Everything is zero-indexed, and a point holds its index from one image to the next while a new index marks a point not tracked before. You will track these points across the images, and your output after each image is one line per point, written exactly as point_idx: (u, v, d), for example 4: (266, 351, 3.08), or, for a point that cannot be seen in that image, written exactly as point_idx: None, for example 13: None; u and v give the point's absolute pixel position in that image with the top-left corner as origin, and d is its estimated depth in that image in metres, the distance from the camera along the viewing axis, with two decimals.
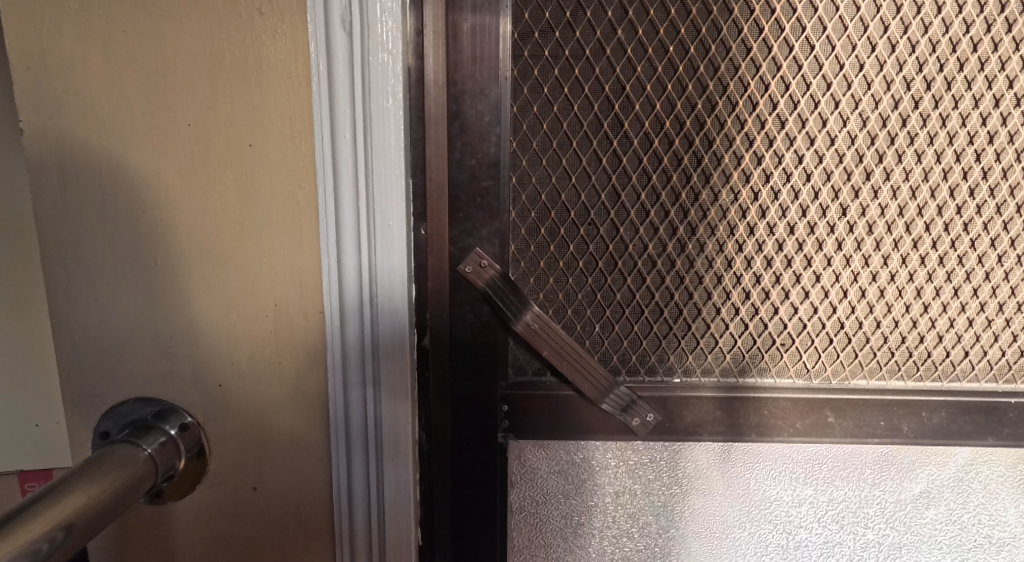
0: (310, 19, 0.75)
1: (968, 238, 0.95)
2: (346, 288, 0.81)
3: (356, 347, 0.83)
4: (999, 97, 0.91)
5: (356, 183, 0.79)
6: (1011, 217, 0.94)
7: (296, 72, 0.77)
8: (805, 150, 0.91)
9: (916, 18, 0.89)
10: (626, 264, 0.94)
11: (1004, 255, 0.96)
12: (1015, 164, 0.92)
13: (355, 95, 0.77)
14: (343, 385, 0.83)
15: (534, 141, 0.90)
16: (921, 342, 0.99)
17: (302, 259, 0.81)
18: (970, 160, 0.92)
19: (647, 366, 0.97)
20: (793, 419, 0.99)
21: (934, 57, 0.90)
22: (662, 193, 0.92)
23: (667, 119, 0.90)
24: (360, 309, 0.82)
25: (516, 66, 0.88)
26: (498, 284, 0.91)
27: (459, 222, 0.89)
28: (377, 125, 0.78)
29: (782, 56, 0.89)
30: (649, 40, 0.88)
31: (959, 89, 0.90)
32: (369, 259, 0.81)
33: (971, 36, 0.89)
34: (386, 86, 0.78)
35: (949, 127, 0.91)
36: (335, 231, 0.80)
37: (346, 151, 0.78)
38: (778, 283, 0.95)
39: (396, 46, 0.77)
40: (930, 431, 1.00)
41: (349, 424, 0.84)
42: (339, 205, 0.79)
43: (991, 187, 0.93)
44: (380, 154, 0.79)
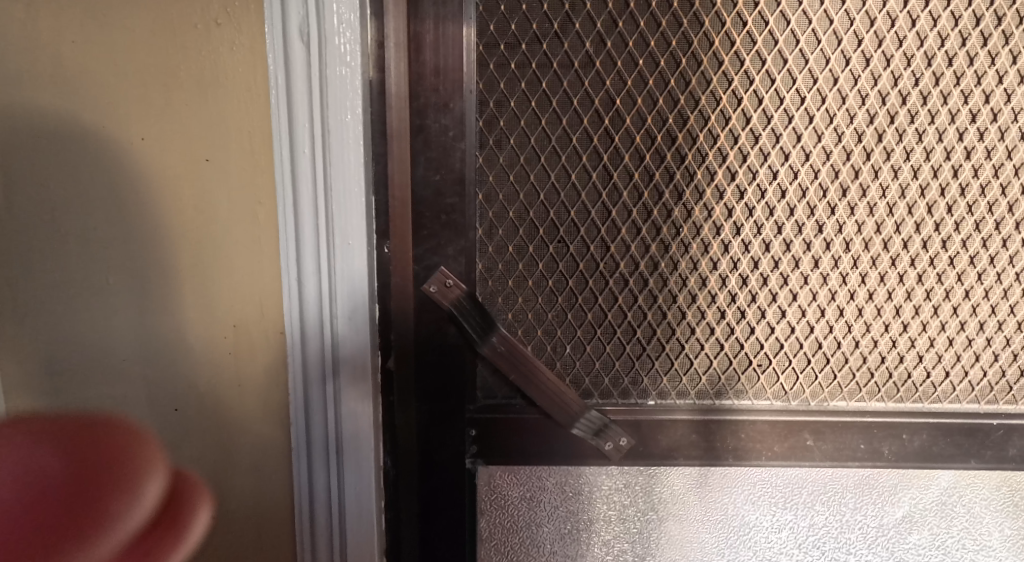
0: (267, 30, 0.73)
1: (947, 256, 0.93)
2: (307, 306, 0.78)
3: (318, 368, 0.80)
4: (976, 112, 0.89)
5: (316, 201, 0.76)
6: (990, 234, 0.93)
7: (253, 84, 0.74)
8: (780, 166, 0.90)
9: (890, 31, 0.87)
10: (598, 282, 0.91)
11: (984, 273, 0.94)
12: (993, 180, 0.91)
13: (314, 108, 0.75)
14: (305, 407, 0.80)
15: (501, 156, 0.88)
16: (901, 362, 0.97)
17: (261, 277, 0.78)
18: (947, 175, 0.91)
19: (620, 387, 0.95)
20: (771, 442, 0.97)
21: (909, 70, 0.88)
22: (634, 209, 0.90)
23: (638, 134, 0.88)
24: (322, 328, 0.79)
25: (483, 78, 0.86)
26: (465, 305, 0.89)
27: (424, 239, 0.86)
28: (337, 140, 0.76)
29: (754, 69, 0.87)
30: (618, 52, 0.86)
31: (935, 103, 0.89)
32: (329, 277, 0.78)
33: (947, 49, 0.88)
34: (345, 100, 0.76)
35: (926, 142, 0.90)
36: (295, 249, 0.77)
37: (305, 168, 0.75)
38: (755, 302, 0.93)
39: (354, 58, 0.75)
40: (911, 454, 0.99)
41: (310, 448, 0.81)
42: (299, 221, 0.77)
43: (969, 203, 0.92)
44: (340, 172, 0.77)
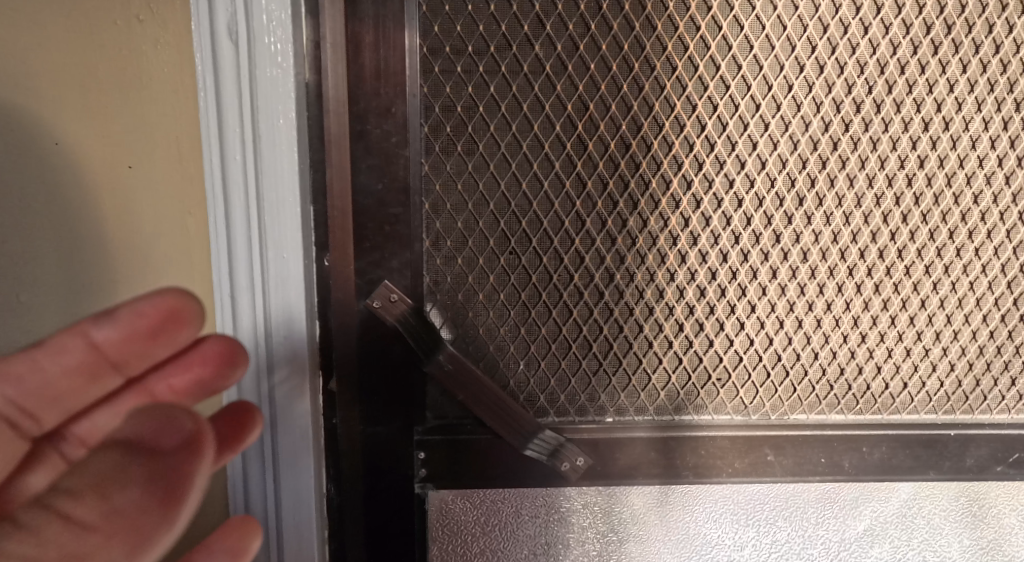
0: (195, 28, 0.70)
1: (903, 265, 0.92)
2: (240, 319, 0.75)
3: (253, 381, 0.77)
4: (928, 120, 0.88)
5: (247, 209, 0.73)
6: (944, 243, 0.92)
7: (180, 87, 0.71)
8: (736, 174, 0.87)
9: (843, 38, 0.85)
10: (552, 295, 0.88)
11: (939, 282, 0.93)
12: (946, 190, 0.90)
13: (244, 113, 0.72)
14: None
15: (448, 164, 0.84)
16: (860, 374, 0.96)
17: (192, 288, 0.75)
18: (902, 185, 0.89)
19: (577, 404, 0.92)
20: (732, 458, 0.95)
21: (863, 78, 0.86)
22: (588, 218, 0.87)
23: (590, 140, 0.85)
24: (257, 340, 0.76)
25: (428, 82, 0.82)
26: (411, 321, 0.84)
27: (367, 251, 0.82)
28: (268, 145, 0.73)
29: (708, 75, 0.85)
30: (568, 56, 0.83)
31: (889, 111, 0.87)
32: (264, 288, 0.75)
33: (899, 56, 0.86)
34: (277, 104, 0.72)
35: (880, 151, 0.88)
36: (227, 259, 0.74)
37: (236, 174, 0.73)
38: (713, 314, 0.91)
39: (287, 59, 0.72)
40: (871, 467, 0.98)
41: (247, 463, 0.78)
42: (232, 230, 0.74)
43: (923, 213, 0.91)
44: (272, 179, 0.74)
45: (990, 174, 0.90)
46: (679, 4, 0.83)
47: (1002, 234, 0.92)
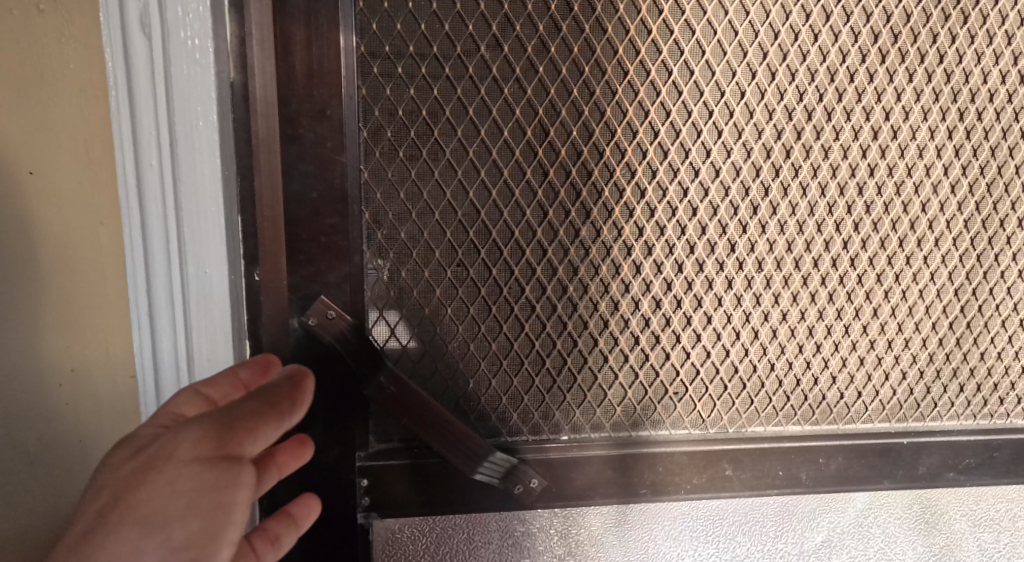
0: (104, 21, 0.67)
1: (856, 273, 0.91)
2: (159, 328, 0.73)
3: (173, 388, 0.74)
4: (878, 129, 0.87)
5: (165, 213, 0.71)
6: (894, 251, 0.91)
7: (86, 85, 0.68)
8: (690, 182, 0.85)
9: (794, 45, 0.84)
10: (502, 309, 0.84)
11: (890, 290, 0.92)
12: (895, 199, 0.89)
13: (160, 113, 0.69)
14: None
15: (389, 171, 0.79)
16: (815, 384, 0.95)
17: (105, 294, 0.71)
18: (853, 194, 0.88)
19: (530, 423, 0.88)
20: (690, 474, 0.92)
21: (814, 86, 0.85)
22: (539, 228, 0.83)
23: (540, 146, 0.81)
24: (176, 346, 0.73)
25: (366, 84, 0.77)
26: (349, 339, 0.79)
27: (302, 265, 0.77)
28: (186, 147, 0.70)
29: (660, 80, 0.82)
30: (515, 58, 0.79)
31: (840, 119, 0.86)
32: (183, 293, 0.72)
33: (848, 64, 0.85)
34: (195, 103, 0.70)
35: (832, 159, 0.87)
36: (144, 266, 0.71)
37: (152, 176, 0.70)
38: (669, 326, 0.88)
39: (206, 57, 0.70)
40: (828, 478, 0.96)
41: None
42: (147, 234, 0.71)
43: (874, 221, 0.89)
44: (192, 183, 0.71)
45: (938, 183, 0.89)
46: (629, 6, 0.80)
47: (949, 242, 0.92)
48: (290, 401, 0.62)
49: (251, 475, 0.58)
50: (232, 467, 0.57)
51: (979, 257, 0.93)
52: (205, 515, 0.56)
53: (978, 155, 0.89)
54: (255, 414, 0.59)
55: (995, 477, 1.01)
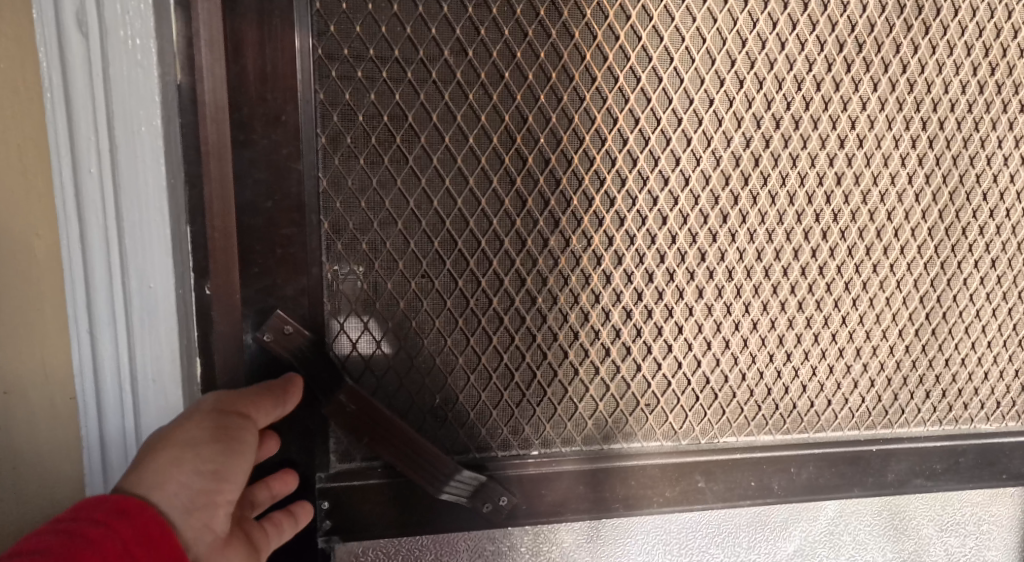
0: (38, 20, 0.64)
1: (824, 282, 0.90)
2: (101, 345, 0.70)
3: (116, 403, 0.71)
4: (843, 138, 0.86)
5: (106, 225, 0.68)
6: (861, 260, 0.90)
7: (20, 86, 0.65)
8: (659, 191, 0.83)
9: (762, 53, 0.83)
10: (469, 321, 0.81)
11: (857, 298, 0.92)
12: (862, 207, 0.89)
13: (99, 116, 0.66)
14: (101, 446, 0.71)
15: (349, 179, 0.75)
16: (786, 393, 0.94)
17: (42, 306, 0.68)
18: (820, 202, 0.88)
19: (499, 438, 0.85)
20: (663, 487, 0.90)
21: (781, 94, 0.84)
22: (506, 238, 0.80)
23: (507, 154, 0.79)
24: (119, 358, 0.70)
25: (324, 88, 0.73)
26: (308, 355, 0.75)
27: (256, 277, 0.74)
28: (128, 154, 0.67)
29: (629, 87, 0.80)
30: (481, 63, 0.77)
31: (807, 128, 0.85)
32: (126, 304, 0.69)
33: (815, 73, 0.84)
34: (138, 109, 0.67)
35: (800, 167, 0.86)
36: (84, 279, 0.68)
37: (92, 185, 0.67)
38: (639, 336, 0.86)
39: (148, 60, 0.66)
40: (800, 487, 0.95)
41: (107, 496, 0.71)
42: (87, 242, 0.68)
43: (841, 230, 0.89)
44: (134, 193, 0.68)
45: (903, 192, 0.89)
46: (596, 11, 0.78)
47: (914, 251, 0.91)
48: (287, 388, 0.72)
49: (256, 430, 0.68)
50: (244, 418, 0.67)
51: (943, 265, 0.93)
52: (224, 444, 0.64)
53: (940, 164, 0.90)
54: (260, 388, 0.71)
55: (960, 483, 1.01)
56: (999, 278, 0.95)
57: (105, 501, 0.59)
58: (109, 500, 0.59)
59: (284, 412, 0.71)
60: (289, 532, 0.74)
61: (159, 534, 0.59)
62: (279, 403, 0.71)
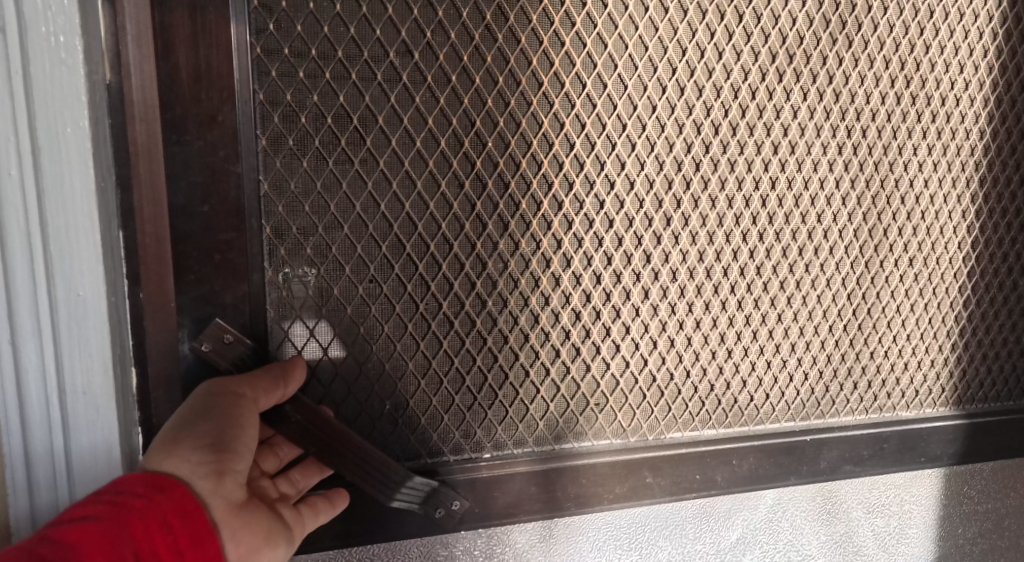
0: None
1: (761, 281, 0.93)
2: (25, 354, 0.66)
3: (42, 418, 0.68)
4: (776, 144, 0.89)
5: (29, 229, 0.65)
6: (795, 260, 0.94)
7: None
8: (606, 195, 0.83)
9: (700, 62, 0.84)
10: (418, 326, 0.79)
11: (792, 296, 0.95)
12: (795, 210, 0.92)
13: (20, 117, 0.63)
14: (26, 462, 0.68)
15: (292, 182, 0.72)
16: (728, 389, 0.97)
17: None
18: (757, 205, 0.90)
19: (451, 444, 0.84)
20: (612, 484, 0.91)
21: (719, 103, 0.86)
22: (455, 242, 0.79)
23: (455, 158, 0.77)
24: (45, 372, 0.67)
25: (263, 87, 0.70)
26: (248, 363, 0.73)
27: (192, 285, 0.71)
28: (51, 156, 0.64)
29: (575, 92, 0.80)
30: (427, 66, 0.75)
31: (743, 135, 0.88)
32: (53, 316, 0.66)
33: (750, 83, 0.87)
34: (61, 109, 0.64)
35: (738, 172, 0.88)
36: (4, 286, 0.65)
37: (11, 188, 0.64)
38: (589, 337, 0.87)
39: (73, 58, 0.63)
40: (740, 478, 0.99)
41: (34, 514, 0.68)
42: (9, 250, 0.64)
43: (777, 231, 0.92)
44: (59, 196, 0.65)
45: (830, 196, 0.93)
46: (542, 17, 0.78)
47: (841, 251, 0.95)
48: (289, 367, 0.72)
49: (253, 407, 0.69)
50: (238, 398, 0.69)
51: (867, 264, 0.97)
52: (217, 421, 0.67)
53: (863, 170, 0.93)
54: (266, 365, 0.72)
55: (884, 466, 1.08)
56: (917, 276, 1.00)
57: (143, 476, 0.64)
58: (147, 474, 0.65)
59: (286, 393, 0.71)
60: (325, 515, 0.75)
61: (194, 507, 0.65)
62: (283, 379, 0.71)
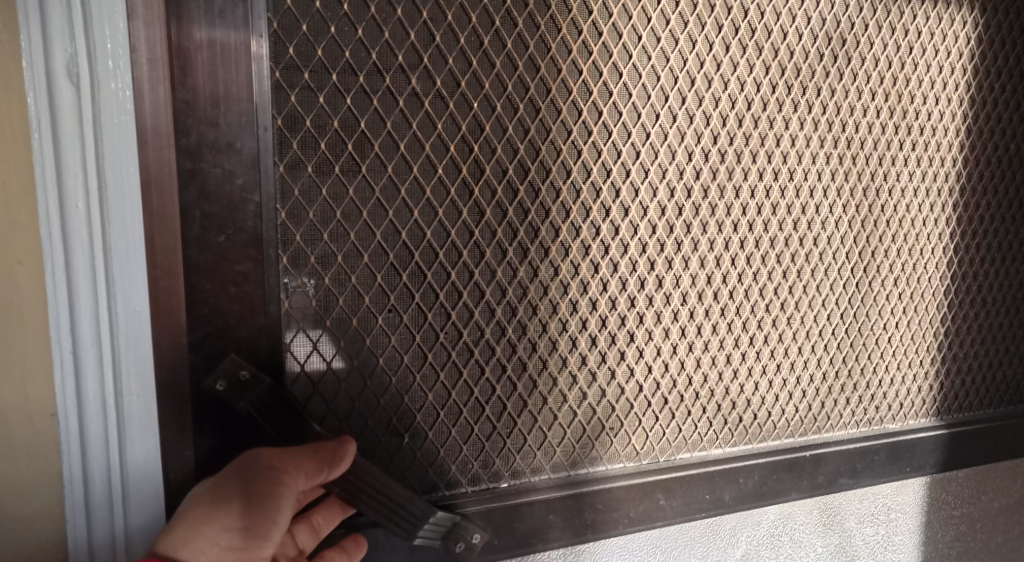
0: (27, 57, 0.60)
1: (763, 302, 0.96)
2: (85, 374, 0.64)
3: (99, 438, 0.65)
4: (777, 171, 0.93)
5: (93, 254, 0.63)
6: (794, 281, 0.98)
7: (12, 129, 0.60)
8: (621, 221, 0.84)
9: (708, 92, 0.87)
10: (438, 356, 0.77)
11: (791, 316, 0.99)
12: (793, 235, 0.96)
13: (88, 146, 0.62)
14: (83, 479, 0.65)
15: (310, 211, 0.69)
16: (733, 408, 0.99)
17: (25, 328, 0.63)
18: (760, 229, 0.93)
19: (469, 474, 0.82)
20: (627, 508, 0.90)
21: (725, 131, 0.89)
22: (476, 269, 0.78)
23: (476, 185, 0.76)
24: (102, 387, 0.65)
25: (281, 112, 0.67)
26: (266, 403, 0.68)
27: (205, 319, 0.67)
28: (117, 194, 0.63)
29: (592, 120, 0.81)
30: (449, 93, 0.74)
31: (746, 162, 0.91)
32: (112, 331, 0.64)
33: (752, 112, 0.90)
34: (127, 150, 0.62)
35: (742, 198, 0.91)
36: (69, 307, 0.63)
37: (78, 214, 0.62)
38: (604, 363, 0.87)
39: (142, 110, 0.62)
40: (746, 495, 1.00)
41: (91, 533, 0.66)
42: (71, 260, 0.63)
43: (778, 255, 0.96)
44: (122, 226, 0.63)
45: (825, 220, 0.98)
46: (560, 45, 0.78)
47: (835, 273, 1.00)
48: (339, 451, 0.66)
49: (292, 491, 0.64)
50: (278, 479, 0.64)
51: (858, 285, 1.02)
52: (252, 503, 0.63)
53: (855, 196, 0.99)
54: (317, 445, 0.67)
55: (875, 477, 1.12)
56: (901, 294, 1.06)
57: None
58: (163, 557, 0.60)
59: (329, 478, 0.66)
60: None
61: None
62: (329, 464, 0.66)
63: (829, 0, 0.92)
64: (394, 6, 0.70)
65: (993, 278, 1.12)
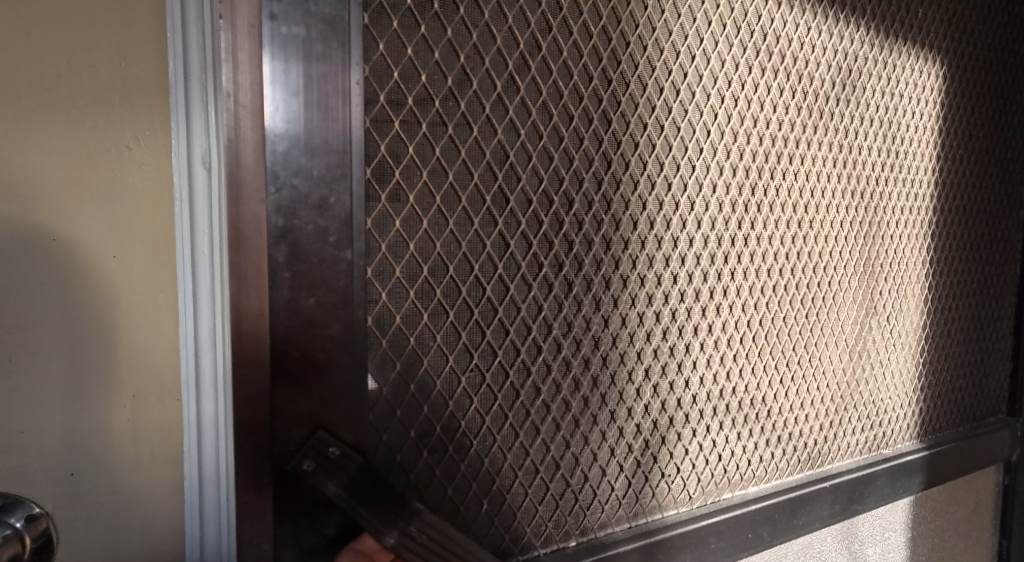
0: (172, 84, 0.60)
1: (791, 343, 0.99)
2: (204, 381, 0.61)
3: (211, 449, 0.62)
4: (800, 217, 0.97)
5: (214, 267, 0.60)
6: (813, 322, 1.02)
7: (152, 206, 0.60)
8: (678, 271, 0.84)
9: (748, 146, 0.89)
10: (518, 415, 0.74)
11: (812, 355, 1.03)
12: (812, 277, 1.00)
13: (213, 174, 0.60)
14: (199, 484, 0.62)
15: (398, 268, 0.65)
16: (768, 446, 1.00)
17: (156, 327, 0.61)
18: (789, 272, 0.97)
19: (542, 537, 0.78)
20: (684, 554, 0.89)
21: (762, 182, 0.91)
22: (554, 323, 0.75)
23: (556, 238, 0.73)
24: (217, 394, 0.62)
25: (371, 166, 0.62)
26: (358, 485, 0.61)
27: (291, 390, 0.61)
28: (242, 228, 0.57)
29: (655, 172, 0.80)
30: (532, 144, 0.71)
31: (778, 211, 0.94)
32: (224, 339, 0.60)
33: (782, 165, 0.93)
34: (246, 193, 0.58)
35: (774, 244, 0.94)
36: (192, 320, 0.61)
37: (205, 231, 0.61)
38: (664, 411, 0.86)
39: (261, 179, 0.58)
40: (782, 530, 1.01)
41: (205, 541, 0.62)
42: (197, 261, 0.61)
43: (802, 297, 0.99)
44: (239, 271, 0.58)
45: (837, 263, 1.04)
46: (629, 100, 0.77)
47: (842, 312, 1.06)
48: None
49: None
50: None
51: (861, 322, 1.09)
52: None
53: (857, 240, 1.06)
54: None
55: (880, 501, 1.16)
56: (893, 328, 1.14)
57: None
58: None
59: None
60: None
61: None
62: None
63: (837, 62, 0.99)
64: (483, 56, 0.67)
65: (954, 309, 1.25)
